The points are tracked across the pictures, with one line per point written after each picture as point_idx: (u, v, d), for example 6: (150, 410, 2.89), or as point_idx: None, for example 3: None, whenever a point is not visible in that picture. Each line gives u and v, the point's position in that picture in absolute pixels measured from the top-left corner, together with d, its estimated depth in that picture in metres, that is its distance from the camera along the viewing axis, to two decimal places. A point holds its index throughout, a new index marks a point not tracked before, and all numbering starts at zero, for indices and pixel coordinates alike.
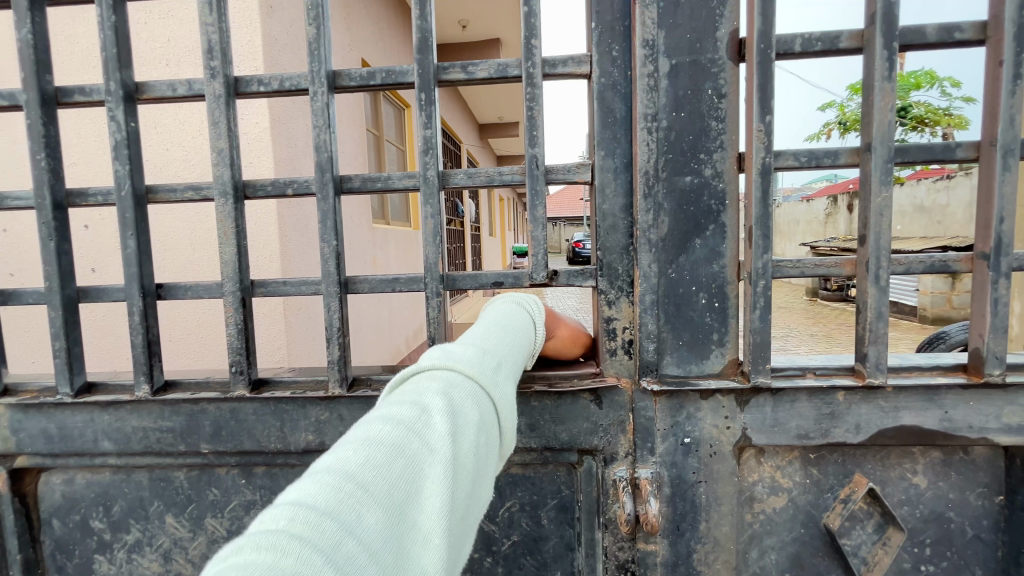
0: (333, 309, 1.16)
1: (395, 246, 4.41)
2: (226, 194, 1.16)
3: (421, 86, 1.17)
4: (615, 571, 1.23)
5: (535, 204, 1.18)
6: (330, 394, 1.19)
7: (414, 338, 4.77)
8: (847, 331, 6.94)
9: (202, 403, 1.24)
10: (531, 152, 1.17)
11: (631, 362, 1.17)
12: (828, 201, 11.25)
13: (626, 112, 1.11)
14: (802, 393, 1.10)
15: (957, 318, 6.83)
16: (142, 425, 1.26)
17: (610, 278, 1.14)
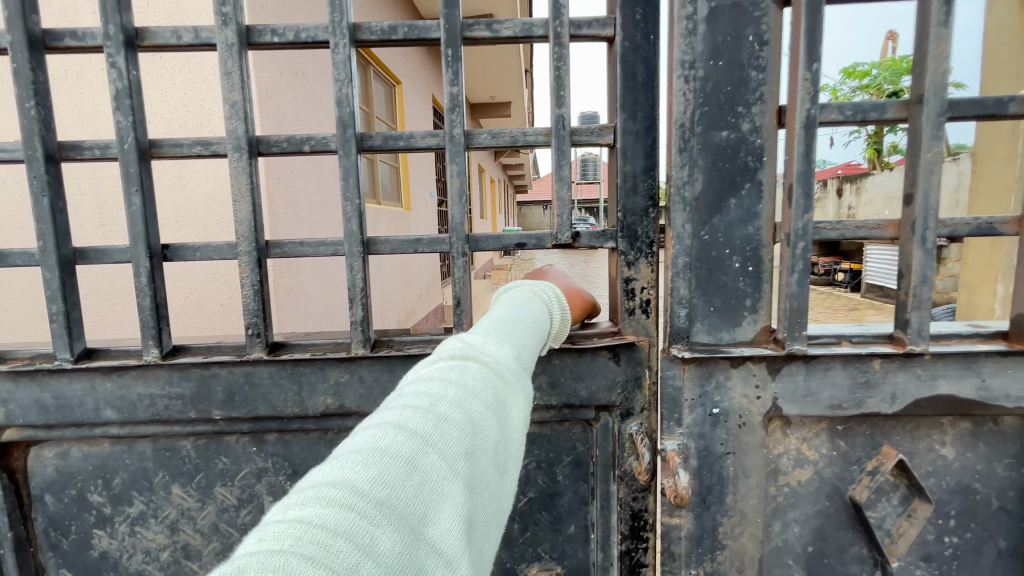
0: (356, 269, 1.14)
1: (386, 224, 4.32)
2: (241, 148, 1.09)
3: (447, 43, 1.14)
4: (628, 520, 1.30)
5: (562, 157, 1.21)
6: (353, 355, 1.20)
7: (405, 317, 4.74)
8: (832, 314, 7.05)
9: (215, 367, 1.20)
10: (557, 113, 1.20)
11: (653, 319, 1.26)
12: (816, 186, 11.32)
13: (645, 77, 1.21)
14: (837, 360, 1.07)
15: (939, 302, 6.97)
16: (149, 392, 1.21)
17: (632, 238, 1.23)
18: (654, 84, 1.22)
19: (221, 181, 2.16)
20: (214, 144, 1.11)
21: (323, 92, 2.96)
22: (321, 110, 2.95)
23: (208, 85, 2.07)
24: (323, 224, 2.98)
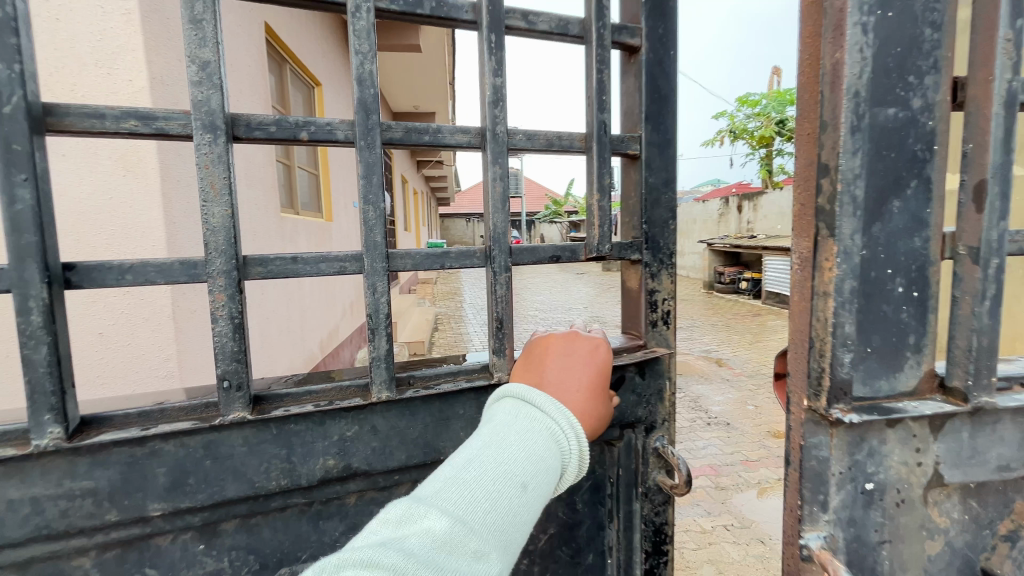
0: (380, 291, 0.89)
1: (315, 236, 3.64)
2: (214, 128, 0.77)
3: (489, 27, 0.95)
4: (652, 537, 1.25)
5: (603, 169, 1.04)
6: (372, 401, 0.92)
7: (331, 341, 3.95)
8: (742, 320, 7.54)
9: (154, 442, 0.82)
10: (598, 117, 1.05)
11: (671, 333, 1.21)
12: (720, 202, 11.29)
13: (668, 91, 1.15)
14: (1005, 414, 0.90)
15: None
16: (32, 493, 0.77)
17: (656, 249, 1.16)
18: (671, 100, 1.16)
19: (98, 188, 1.67)
20: (169, 116, 0.76)
21: (233, 87, 2.44)
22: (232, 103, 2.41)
23: (82, 65, 1.64)
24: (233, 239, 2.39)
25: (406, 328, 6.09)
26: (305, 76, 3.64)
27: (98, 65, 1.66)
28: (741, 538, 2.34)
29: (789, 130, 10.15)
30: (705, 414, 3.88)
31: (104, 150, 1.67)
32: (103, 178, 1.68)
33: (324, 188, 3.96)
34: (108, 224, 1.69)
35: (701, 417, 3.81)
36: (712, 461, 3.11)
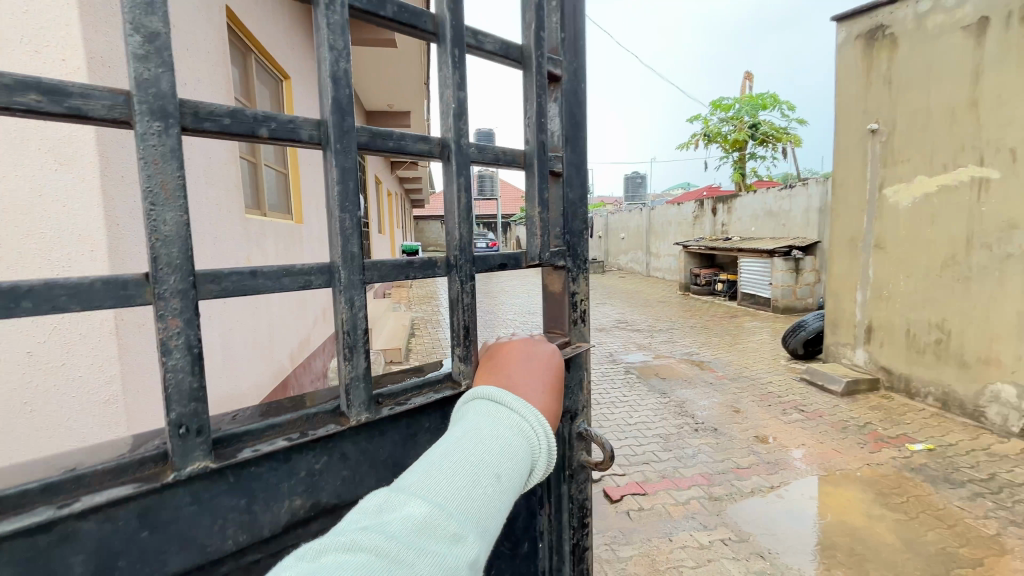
0: (358, 306, 0.81)
1: (285, 237, 3.43)
2: (165, 115, 0.62)
3: (452, 41, 0.92)
4: (577, 513, 1.31)
5: (542, 186, 1.12)
6: (351, 425, 0.82)
7: (302, 351, 3.69)
8: (718, 323, 7.59)
9: (63, 524, 0.60)
10: (536, 138, 1.11)
11: (585, 330, 1.29)
12: (693, 205, 11.40)
13: (582, 118, 1.25)
14: None
15: (799, 307, 7.89)
16: None
17: (575, 255, 1.23)
18: (580, 126, 1.26)
19: (25, 183, 1.45)
20: (89, 94, 0.58)
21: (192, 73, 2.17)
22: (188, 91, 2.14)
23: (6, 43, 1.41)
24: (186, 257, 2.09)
25: (380, 336, 5.85)
26: (271, 68, 3.40)
27: (26, 42, 1.44)
28: (741, 553, 2.26)
29: (759, 135, 10.36)
30: (692, 420, 3.82)
31: (33, 140, 1.45)
32: (31, 172, 1.45)
33: (294, 189, 3.73)
34: (35, 223, 1.46)
35: (688, 423, 3.75)
36: (703, 469, 3.04)
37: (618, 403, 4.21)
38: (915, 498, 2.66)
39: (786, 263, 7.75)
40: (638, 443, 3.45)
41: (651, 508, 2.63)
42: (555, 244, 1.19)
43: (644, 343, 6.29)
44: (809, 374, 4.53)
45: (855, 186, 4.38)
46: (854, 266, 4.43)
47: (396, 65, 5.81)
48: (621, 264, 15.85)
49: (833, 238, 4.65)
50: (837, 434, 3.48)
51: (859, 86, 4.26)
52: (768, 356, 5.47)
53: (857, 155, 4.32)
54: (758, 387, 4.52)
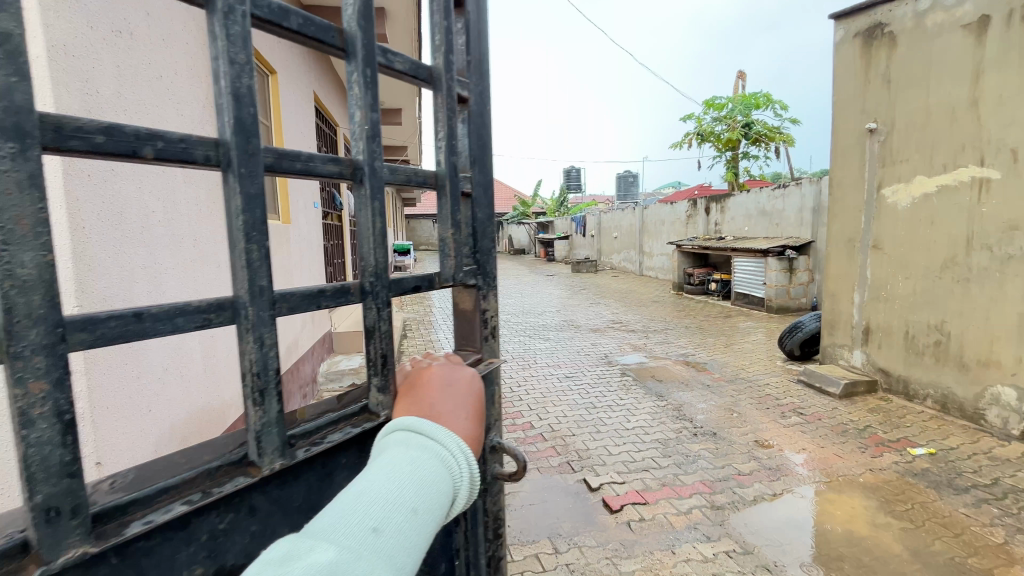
0: (269, 345, 0.80)
1: (272, 237, 3.27)
2: (23, 139, 0.55)
3: (363, 61, 0.92)
4: (491, 524, 1.33)
5: (454, 208, 1.14)
6: (262, 476, 0.78)
7: (291, 355, 3.55)
8: (714, 322, 7.55)
9: None
10: (448, 161, 1.13)
11: (495, 346, 1.32)
12: (687, 204, 11.37)
13: (487, 141, 1.29)
14: None
15: (793, 307, 7.88)
16: None
17: (484, 273, 1.26)
18: (488, 148, 1.29)
19: None
20: None
21: (170, 67, 2.03)
22: (167, 85, 2.00)
23: None
24: (160, 270, 1.85)
25: (372, 338, 5.71)
26: (255, 62, 3.25)
27: None
28: (746, 565, 2.19)
29: (753, 134, 10.34)
30: (690, 424, 3.76)
31: None
32: None
33: (281, 188, 3.60)
34: None
35: (687, 428, 3.68)
36: (704, 476, 2.97)
37: (614, 407, 4.14)
38: (920, 505, 2.61)
39: (780, 262, 7.73)
40: (636, 448, 3.37)
41: (653, 518, 2.55)
42: (468, 263, 1.21)
43: (639, 344, 6.22)
44: (806, 375, 4.49)
45: (852, 186, 4.33)
46: (852, 266, 4.39)
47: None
48: (614, 263, 15.81)
49: (830, 239, 4.61)
50: (837, 437, 3.43)
51: (858, 85, 4.22)
52: (765, 357, 5.43)
53: (855, 154, 4.28)
54: (756, 389, 4.46)
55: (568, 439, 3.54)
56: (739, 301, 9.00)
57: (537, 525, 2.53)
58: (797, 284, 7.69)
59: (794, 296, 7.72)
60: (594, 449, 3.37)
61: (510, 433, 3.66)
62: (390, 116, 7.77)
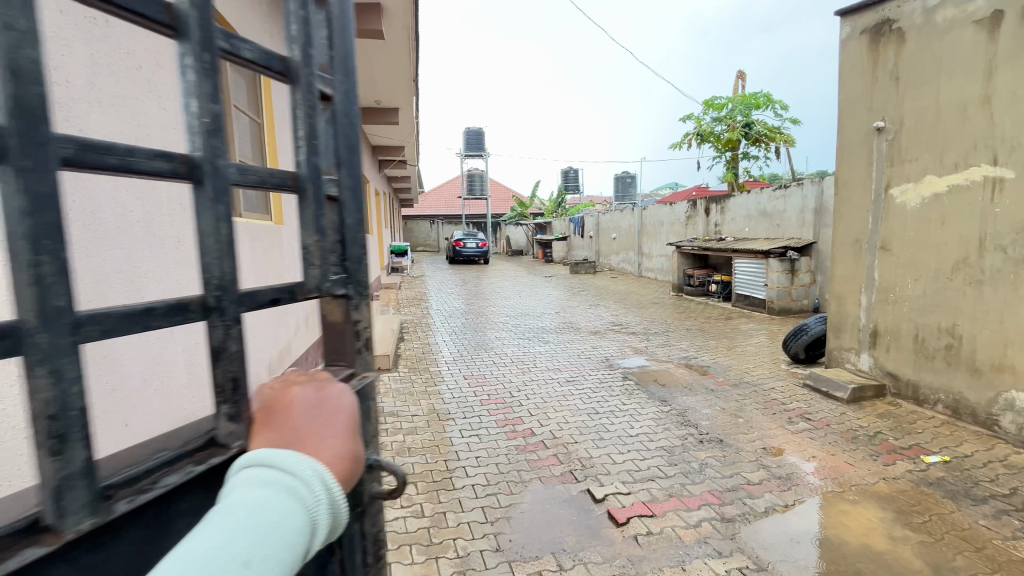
0: (71, 378, 0.60)
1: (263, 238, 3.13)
2: None
3: (201, 43, 0.72)
4: (372, 552, 1.16)
5: (315, 215, 0.96)
6: (64, 543, 0.59)
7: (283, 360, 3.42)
8: (715, 325, 7.45)
9: None
10: (306, 160, 0.95)
11: (371, 359, 1.15)
12: (687, 205, 11.29)
13: (355, 138, 1.10)
14: None
15: (795, 308, 7.79)
16: None
17: (355, 284, 1.09)
18: (356, 150, 1.11)
19: None
20: None
21: (155, 59, 1.92)
22: (155, 80, 1.89)
23: None
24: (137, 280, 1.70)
25: (368, 342, 5.58)
26: None
27: None
28: None
29: (753, 135, 10.26)
30: (696, 430, 3.65)
31: None
32: None
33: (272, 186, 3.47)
34: None
35: (692, 435, 3.57)
36: (712, 486, 2.86)
37: (617, 413, 4.03)
38: (937, 517, 2.51)
39: (781, 264, 7.65)
40: (641, 456, 3.26)
41: (661, 532, 2.44)
42: (335, 274, 1.02)
43: (639, 347, 6.11)
44: (812, 379, 4.38)
45: (859, 186, 4.23)
46: (858, 267, 4.29)
47: (381, 58, 5.54)
48: (613, 264, 15.71)
49: (836, 240, 4.51)
50: (848, 444, 3.32)
51: (865, 83, 4.13)
52: (768, 360, 5.32)
53: (863, 154, 4.18)
54: (761, 393, 4.35)
55: (570, 446, 3.42)
56: (740, 302, 8.90)
57: (539, 539, 2.41)
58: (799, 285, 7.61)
59: (796, 297, 7.63)
60: (597, 458, 3.25)
61: (510, 440, 3.54)
62: (386, 115, 7.62)
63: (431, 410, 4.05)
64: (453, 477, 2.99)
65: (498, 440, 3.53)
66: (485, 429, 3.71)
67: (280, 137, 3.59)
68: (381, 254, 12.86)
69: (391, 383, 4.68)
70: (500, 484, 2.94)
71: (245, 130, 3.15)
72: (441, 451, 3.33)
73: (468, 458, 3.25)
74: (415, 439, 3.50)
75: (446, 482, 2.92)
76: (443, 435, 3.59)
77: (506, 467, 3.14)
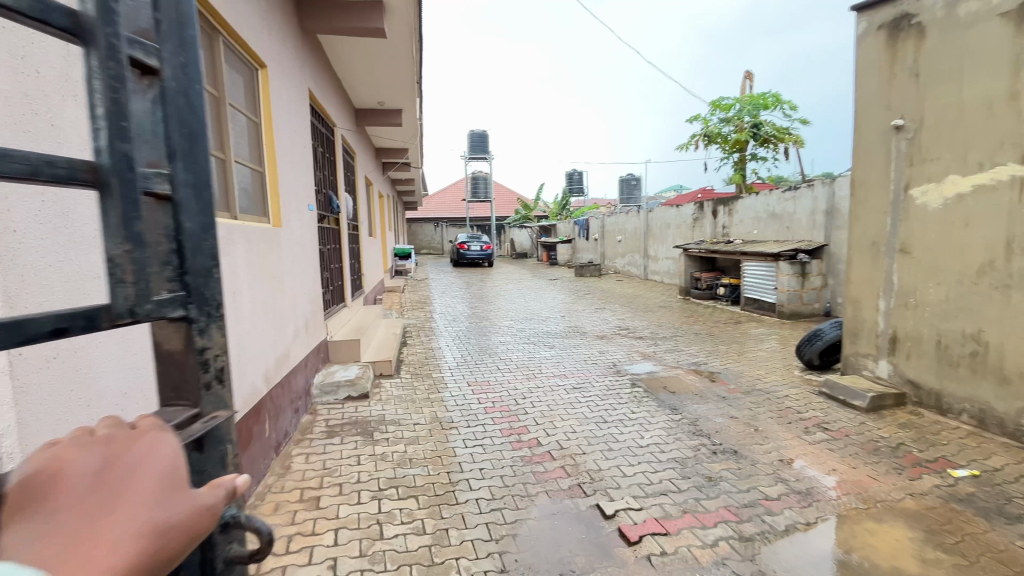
0: None
1: (262, 241, 3.02)
2: None
3: None
4: None
5: (130, 221, 0.72)
6: None
7: (282, 367, 3.31)
8: (724, 329, 7.32)
9: None
10: (115, 149, 0.71)
11: (230, 392, 0.95)
12: (694, 207, 11.15)
13: (198, 125, 0.87)
14: None
15: (806, 312, 7.62)
16: None
17: (199, 305, 0.85)
18: (200, 139, 0.89)
19: None
20: None
21: None
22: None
23: None
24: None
25: (370, 348, 5.48)
26: (244, 54, 3.03)
27: None
28: None
29: (762, 135, 10.11)
30: (708, 441, 3.50)
31: None
32: None
33: (271, 187, 3.37)
34: None
35: (705, 446, 3.43)
36: (727, 502, 2.72)
37: (626, 421, 3.89)
38: (971, 538, 2.37)
39: (792, 267, 7.49)
40: (652, 469, 3.12)
41: (676, 552, 2.31)
42: (164, 291, 0.78)
43: (647, 352, 5.98)
44: (828, 387, 4.23)
45: (878, 187, 4.09)
46: (876, 271, 4.14)
47: (385, 58, 5.45)
48: (618, 267, 15.57)
49: (852, 242, 4.37)
50: (869, 457, 3.17)
51: (883, 81, 4.00)
52: (781, 366, 5.17)
53: (881, 153, 4.05)
54: (775, 401, 4.21)
55: (578, 458, 3.29)
56: (749, 306, 8.74)
57: (547, 559, 2.28)
58: (810, 289, 7.45)
59: (807, 300, 7.47)
60: (606, 470, 3.11)
61: (515, 450, 3.41)
62: (390, 116, 7.54)
63: (434, 419, 3.93)
64: (456, 490, 2.86)
65: (503, 451, 3.40)
66: (489, 439, 3.58)
67: (279, 137, 3.49)
68: (385, 258, 12.84)
69: (393, 390, 4.56)
70: (505, 498, 2.81)
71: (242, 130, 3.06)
72: (444, 462, 3.21)
73: (472, 470, 3.12)
74: (417, 449, 3.38)
75: (449, 495, 2.80)
76: (446, 445, 3.47)
77: (512, 480, 3.01)
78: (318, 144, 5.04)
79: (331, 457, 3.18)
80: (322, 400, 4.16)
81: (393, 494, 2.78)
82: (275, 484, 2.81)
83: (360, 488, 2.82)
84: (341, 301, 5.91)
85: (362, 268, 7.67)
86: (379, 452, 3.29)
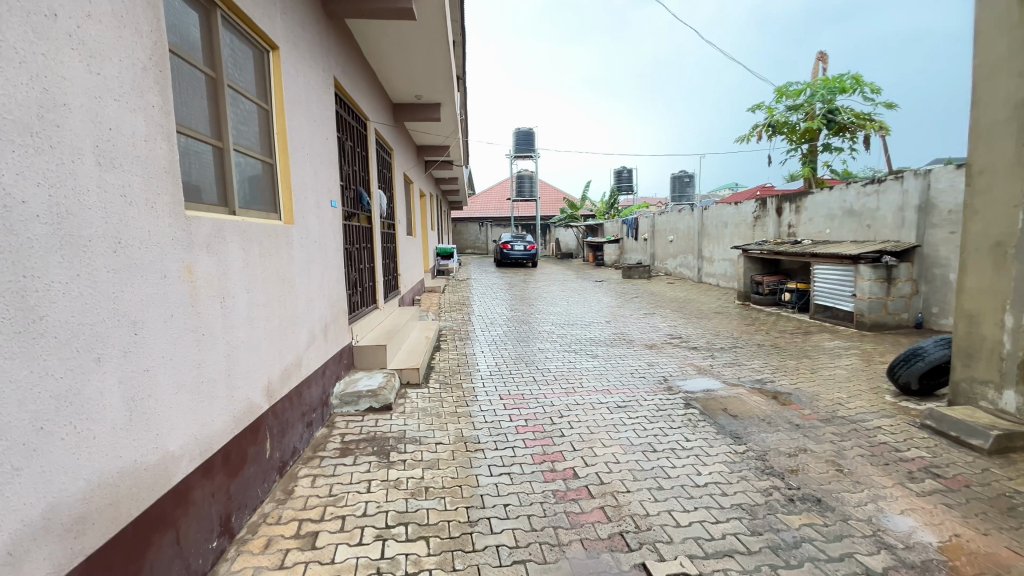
0: None
1: (268, 240, 2.72)
2: None
3: None
4: None
5: None
6: None
7: (292, 377, 3.01)
8: (792, 340, 6.49)
9: None
10: None
11: None
12: (755, 204, 10.20)
13: None
14: None
15: (891, 323, 6.66)
16: None
17: None
18: None
19: None
20: None
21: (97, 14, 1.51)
22: (88, 39, 1.47)
23: None
24: (30, 294, 1.26)
25: (402, 352, 5.24)
26: (250, 34, 2.75)
27: None
28: None
29: (837, 123, 9.03)
30: (782, 483, 2.88)
31: None
32: None
33: (283, 181, 3.10)
34: None
35: (778, 490, 2.81)
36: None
37: (680, 452, 3.30)
38: None
39: (874, 271, 6.56)
40: (713, 518, 2.55)
41: None
42: None
43: (703, 366, 5.32)
44: (934, 420, 3.47)
45: (1005, 175, 3.30)
46: (1002, 278, 3.34)
47: (418, 46, 5.12)
48: (670, 269, 14.67)
49: (966, 243, 3.58)
50: (1003, 520, 2.46)
51: (1015, 43, 3.21)
52: (867, 388, 4.39)
53: (1011, 132, 3.25)
54: (864, 433, 3.49)
55: (621, 498, 2.76)
56: (820, 314, 7.81)
57: None
58: (896, 297, 6.49)
59: (891, 310, 6.53)
60: (655, 517, 2.57)
61: (547, 483, 2.93)
62: (428, 110, 7.24)
63: (458, 437, 3.53)
64: (473, 533, 2.43)
65: (533, 482, 2.94)
66: (518, 467, 3.13)
67: (294, 128, 3.22)
68: (428, 257, 12.68)
69: (418, 402, 4.21)
70: (531, 547, 2.34)
71: (250, 117, 2.79)
72: (463, 494, 2.78)
73: (496, 506, 2.68)
74: (436, 476, 2.98)
75: (466, 540, 2.37)
76: (469, 472, 3.05)
77: (541, 523, 2.54)
78: (347, 137, 4.78)
79: (339, 481, 2.84)
80: (342, 411, 3.88)
81: (401, 534, 2.39)
82: (272, 513, 2.49)
83: (364, 523, 2.45)
84: (373, 303, 5.67)
85: (399, 269, 7.44)
86: (392, 478, 2.92)
